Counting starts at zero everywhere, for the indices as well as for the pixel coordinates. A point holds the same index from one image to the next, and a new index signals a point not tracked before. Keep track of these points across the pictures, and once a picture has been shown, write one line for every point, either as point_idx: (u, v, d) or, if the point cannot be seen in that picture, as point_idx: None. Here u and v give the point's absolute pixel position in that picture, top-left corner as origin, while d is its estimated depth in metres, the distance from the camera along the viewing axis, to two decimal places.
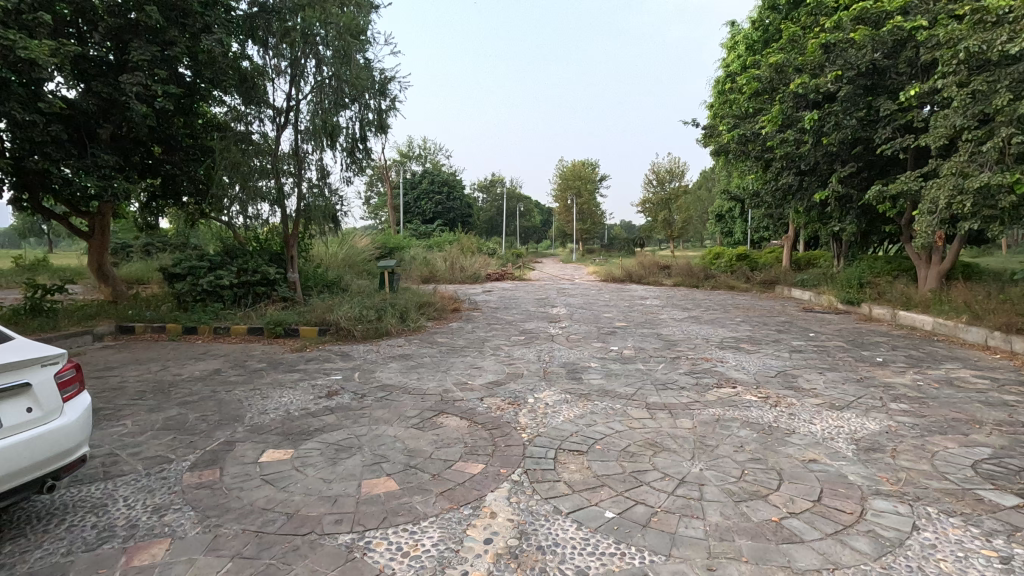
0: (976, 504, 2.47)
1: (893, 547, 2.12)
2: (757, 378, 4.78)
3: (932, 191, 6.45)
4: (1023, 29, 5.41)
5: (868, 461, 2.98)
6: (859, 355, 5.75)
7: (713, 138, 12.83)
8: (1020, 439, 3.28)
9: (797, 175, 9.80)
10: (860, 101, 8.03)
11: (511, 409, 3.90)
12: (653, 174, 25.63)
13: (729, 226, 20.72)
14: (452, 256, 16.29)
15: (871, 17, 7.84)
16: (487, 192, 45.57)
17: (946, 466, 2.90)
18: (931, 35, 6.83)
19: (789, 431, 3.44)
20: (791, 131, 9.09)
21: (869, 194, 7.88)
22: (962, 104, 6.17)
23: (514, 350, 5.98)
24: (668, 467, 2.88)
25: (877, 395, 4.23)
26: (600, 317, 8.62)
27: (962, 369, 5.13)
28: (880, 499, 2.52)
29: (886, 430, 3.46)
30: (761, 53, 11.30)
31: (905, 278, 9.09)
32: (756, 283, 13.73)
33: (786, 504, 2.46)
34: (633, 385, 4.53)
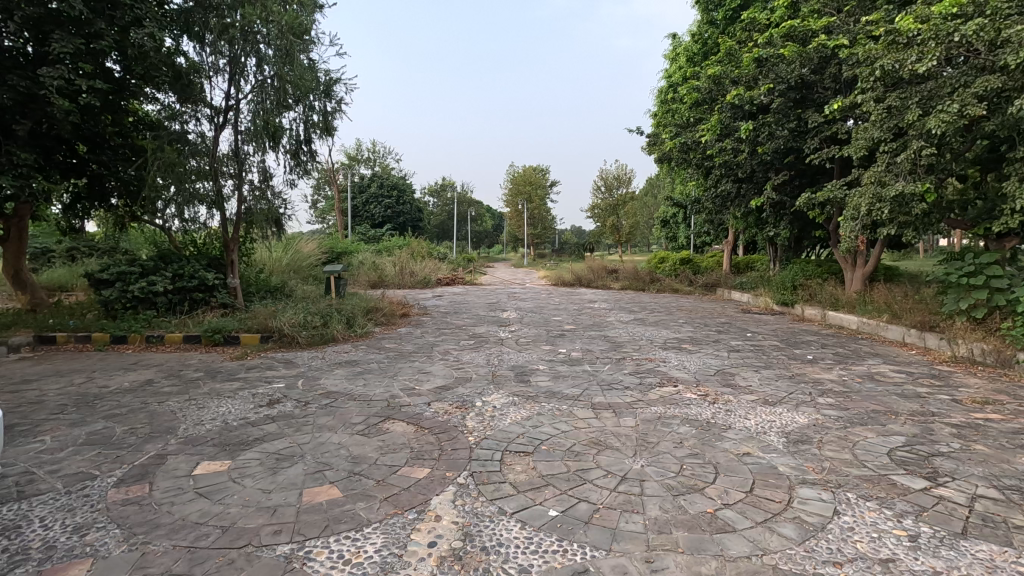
0: (891, 488, 2.66)
1: (816, 532, 2.26)
2: (697, 376, 4.98)
3: (855, 199, 6.88)
4: (930, 51, 5.87)
5: (796, 452, 3.16)
6: (791, 354, 6.08)
7: (657, 146, 13.27)
8: (930, 427, 3.56)
9: (735, 183, 10.30)
10: (791, 113, 8.50)
11: (458, 413, 3.90)
12: (601, 181, 26.16)
13: (673, 232, 21.43)
14: (402, 261, 16.09)
15: (799, 34, 8.32)
16: (438, 197, 45.27)
17: (865, 454, 3.11)
18: (852, 53, 7.32)
19: (725, 427, 3.60)
20: (728, 140, 9.51)
21: (799, 201, 8.34)
22: (879, 119, 6.64)
23: (463, 354, 5.97)
24: (611, 465, 2.96)
25: (806, 391, 4.48)
26: (550, 321, 8.72)
27: (882, 364, 5.51)
28: (806, 488, 2.68)
29: (813, 423, 3.68)
30: (700, 64, 11.75)
31: (833, 280, 9.68)
32: (699, 286, 14.26)
33: (720, 496, 2.58)
34: (579, 387, 4.61)
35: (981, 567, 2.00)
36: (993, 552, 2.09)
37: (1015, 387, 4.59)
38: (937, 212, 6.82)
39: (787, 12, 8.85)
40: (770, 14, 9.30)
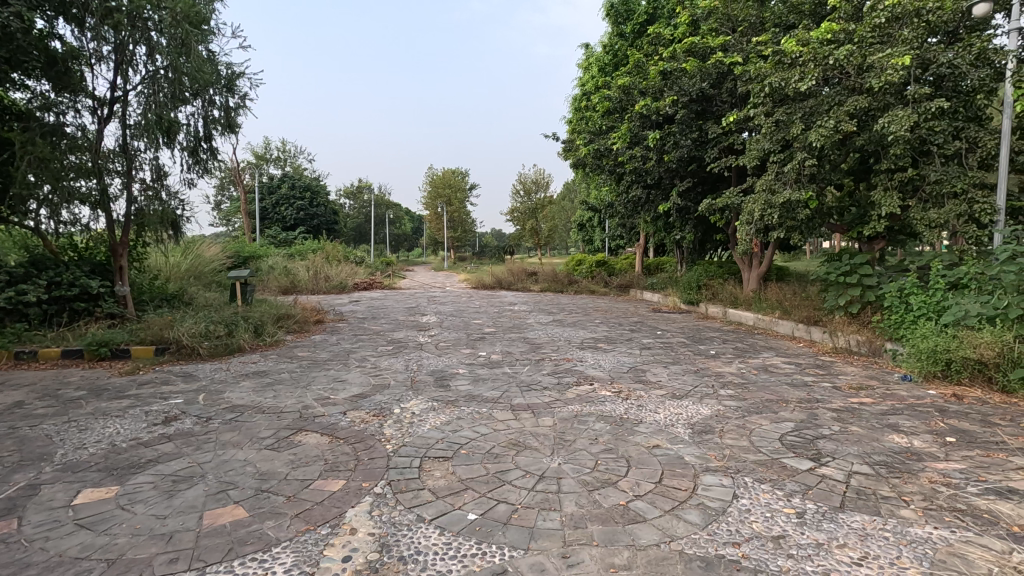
0: (782, 470, 2.91)
1: (717, 516, 2.42)
2: (612, 374, 5.18)
3: (749, 205, 7.44)
4: (810, 72, 6.49)
5: (700, 442, 3.37)
6: (696, 349, 6.48)
7: (572, 152, 13.68)
8: (814, 412, 3.93)
9: (645, 189, 10.88)
10: (693, 124, 9.08)
11: (375, 421, 3.79)
12: (520, 185, 26.54)
13: (589, 235, 22.16)
14: (316, 264, 15.45)
15: (699, 51, 8.84)
16: (355, 199, 43.92)
17: (761, 440, 3.38)
18: (745, 70, 7.94)
19: (637, 421, 3.77)
20: (637, 148, 9.98)
21: (702, 207, 8.91)
22: (769, 131, 7.25)
23: (381, 361, 5.83)
24: (529, 465, 3.00)
25: (709, 384, 4.80)
26: (470, 324, 8.73)
27: (774, 357, 6.02)
28: (708, 475, 2.86)
29: (716, 413, 3.95)
30: (610, 75, 12.26)
31: (733, 279, 10.43)
32: (614, 287, 14.84)
33: (632, 489, 2.69)
34: (499, 389, 4.65)
35: (856, 535, 2.23)
36: (864, 522, 2.34)
37: (883, 373, 5.18)
38: (818, 217, 7.56)
39: (689, 29, 9.40)
40: (673, 30, 9.84)
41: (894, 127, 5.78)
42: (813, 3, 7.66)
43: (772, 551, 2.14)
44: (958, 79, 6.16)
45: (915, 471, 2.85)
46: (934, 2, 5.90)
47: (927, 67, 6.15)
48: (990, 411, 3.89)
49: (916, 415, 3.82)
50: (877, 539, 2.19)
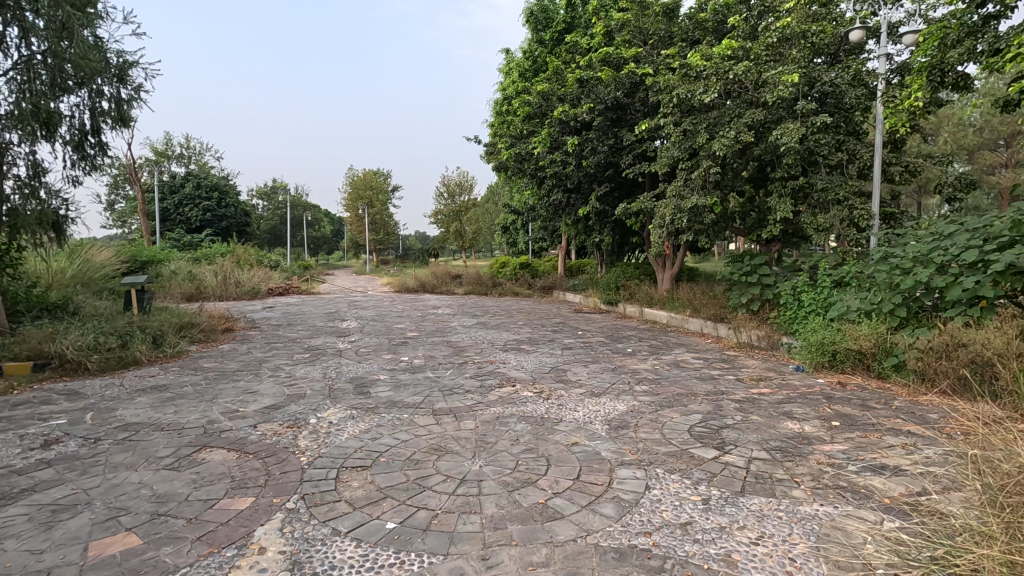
0: (690, 460, 3.08)
1: (631, 508, 2.52)
2: (534, 375, 5.26)
3: (661, 209, 7.82)
4: (712, 85, 6.94)
5: (616, 437, 3.50)
6: (614, 348, 6.73)
7: (495, 155, 13.79)
8: (720, 404, 4.21)
9: (565, 193, 11.17)
10: (609, 131, 9.46)
11: (289, 433, 3.62)
12: (443, 187, 26.41)
13: (513, 238, 22.42)
14: (225, 270, 14.52)
15: (614, 60, 9.17)
16: (268, 200, 41.78)
17: (671, 432, 3.57)
18: (655, 81, 8.37)
19: (557, 420, 3.86)
20: (557, 152, 10.21)
21: (618, 211, 9.26)
22: (678, 140, 7.68)
23: (296, 369, 5.57)
24: (450, 469, 2.98)
25: (626, 381, 5.01)
26: (392, 328, 8.56)
27: (685, 353, 6.37)
28: (623, 468, 2.98)
29: (631, 409, 4.12)
30: (530, 80, 12.48)
31: (649, 280, 10.94)
32: (537, 289, 15.11)
33: (551, 486, 2.75)
34: (420, 394, 4.59)
35: (754, 517, 2.40)
36: (761, 504, 2.53)
37: (780, 365, 5.63)
38: (723, 221, 8.10)
39: (604, 39, 9.72)
40: (589, 39, 10.16)
41: (786, 139, 6.29)
42: (714, 21, 8.21)
43: (680, 538, 2.26)
44: (839, 97, 6.82)
45: (805, 454, 3.12)
46: (817, 26, 6.59)
47: (813, 84, 6.75)
48: (868, 395, 4.33)
49: (807, 402, 4.19)
50: (772, 519, 2.38)
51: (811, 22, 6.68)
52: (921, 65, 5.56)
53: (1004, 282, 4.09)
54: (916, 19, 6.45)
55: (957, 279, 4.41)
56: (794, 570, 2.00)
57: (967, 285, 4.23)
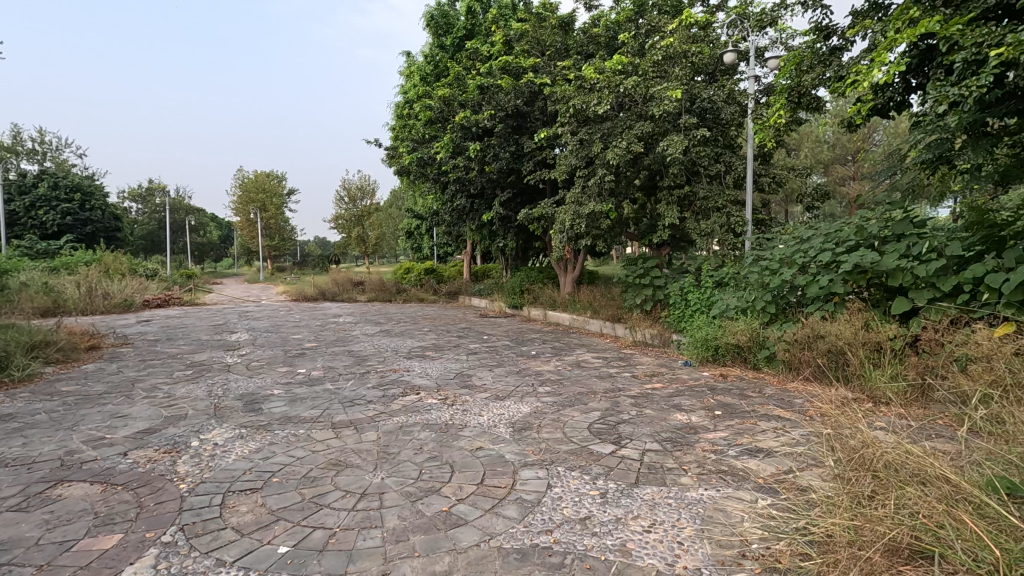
0: (589, 456, 3.20)
1: (533, 508, 2.56)
2: (438, 382, 5.20)
3: (560, 215, 8.08)
4: (605, 97, 7.31)
5: (520, 439, 3.55)
6: (519, 351, 6.84)
7: (397, 159, 13.54)
8: (617, 400, 4.42)
9: (468, 198, 11.21)
10: (510, 138, 9.66)
11: (166, 459, 3.30)
12: (344, 191, 25.48)
13: (417, 243, 22.13)
14: (89, 280, 12.93)
15: (513, 68, 9.40)
16: (143, 202, 37.92)
17: (572, 430, 3.68)
18: (553, 91, 8.65)
19: (461, 426, 3.84)
20: (459, 158, 10.21)
21: (520, 216, 9.44)
22: (575, 148, 7.99)
23: (176, 388, 5.08)
24: (350, 484, 2.87)
25: (529, 383, 5.10)
26: (288, 339, 8.09)
27: (586, 353, 6.62)
28: (526, 469, 3.03)
29: (534, 410, 4.20)
30: (431, 84, 12.38)
31: (551, 284, 11.24)
32: (442, 294, 15.01)
33: (455, 493, 2.73)
34: (318, 407, 4.37)
35: (647, 506, 2.54)
36: (654, 493, 2.68)
37: (670, 361, 6.02)
38: (618, 227, 8.54)
39: (503, 48, 9.90)
40: (489, 47, 10.29)
41: (671, 150, 6.75)
42: (606, 36, 8.64)
43: (579, 533, 2.33)
44: (717, 112, 7.44)
45: (692, 442, 3.36)
46: (695, 48, 7.15)
47: (694, 100, 7.32)
48: (745, 385, 4.76)
49: (694, 394, 4.52)
50: (663, 506, 2.53)
51: (691, 43, 7.24)
52: (783, 88, 6.20)
53: (852, 280, 4.66)
54: (779, 46, 7.20)
55: (815, 278, 4.97)
56: (681, 552, 2.13)
57: (823, 284, 4.77)
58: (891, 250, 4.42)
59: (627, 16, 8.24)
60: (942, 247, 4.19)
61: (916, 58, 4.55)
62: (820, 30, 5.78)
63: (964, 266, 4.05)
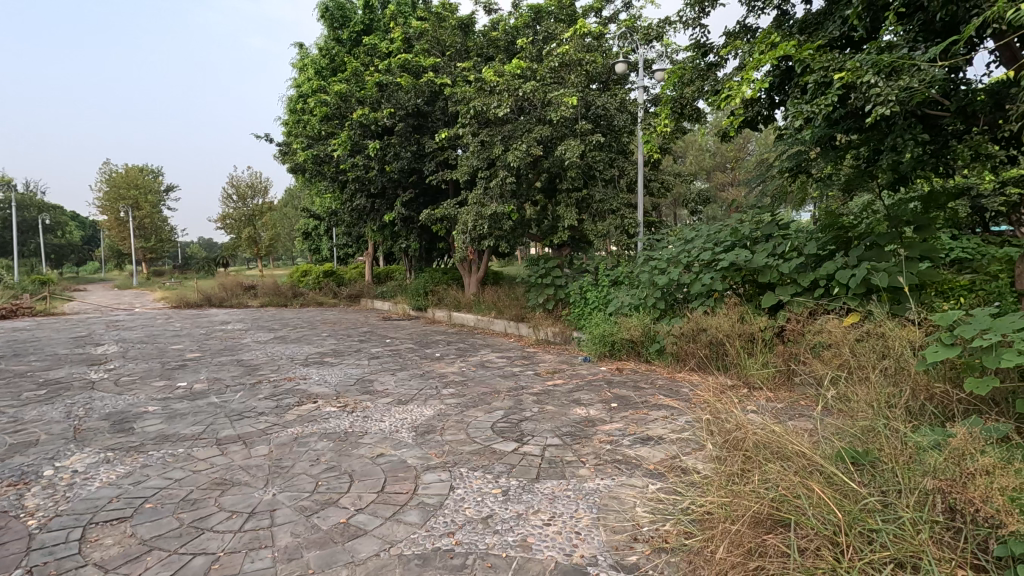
0: (492, 455, 3.23)
1: (435, 511, 2.54)
2: (337, 389, 4.99)
3: (463, 216, 8.08)
4: (505, 100, 7.43)
5: (423, 442, 3.50)
6: (423, 353, 6.75)
7: (290, 156, 12.82)
8: (520, 398, 4.50)
9: (368, 198, 10.87)
10: (411, 137, 9.52)
11: (11, 493, 2.87)
12: (231, 189, 23.71)
13: (315, 244, 21.13)
14: None
15: (413, 67, 9.27)
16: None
17: (475, 431, 3.69)
18: (453, 92, 8.63)
19: (361, 433, 3.72)
20: (358, 156, 9.87)
21: (422, 216, 9.31)
22: (476, 150, 8.04)
23: (25, 411, 4.44)
24: (237, 503, 2.67)
25: (433, 385, 5.05)
26: (167, 350, 7.37)
27: (490, 353, 6.69)
28: (428, 473, 2.99)
29: (437, 413, 4.17)
30: (326, 79, 11.86)
31: (456, 285, 11.21)
32: (343, 297, 14.44)
33: (354, 503, 2.63)
34: (201, 422, 4.02)
35: (547, 500, 2.61)
36: (553, 486, 2.76)
37: (571, 357, 6.25)
38: (520, 228, 8.70)
39: (402, 45, 9.72)
40: (388, 44, 10.04)
41: (569, 154, 7.00)
42: (505, 40, 8.76)
43: (480, 532, 2.34)
44: (609, 119, 7.83)
45: (590, 435, 3.50)
46: (589, 57, 7.47)
47: (589, 107, 7.63)
48: (639, 378, 5.05)
49: (593, 389, 4.72)
50: (562, 499, 2.61)
51: (585, 52, 7.56)
52: (668, 99, 6.64)
53: (729, 278, 5.10)
54: (664, 59, 7.70)
55: (698, 275, 5.37)
56: (579, 542, 2.21)
57: (705, 281, 5.17)
58: (761, 250, 4.90)
59: (525, 22, 8.44)
60: (802, 246, 4.71)
61: (778, 77, 5.07)
62: (699, 47, 6.26)
63: (819, 263, 4.58)
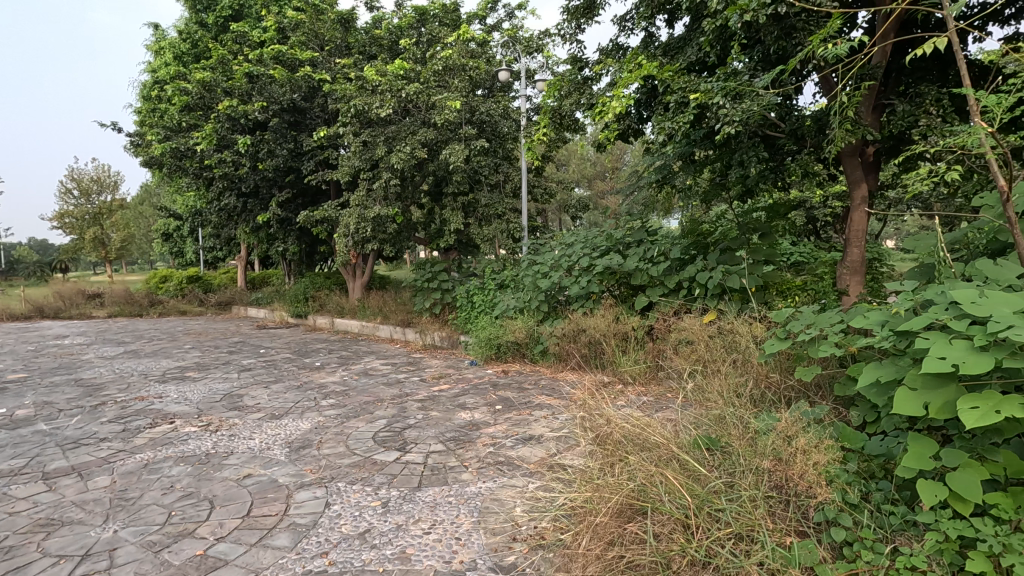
0: (372, 466, 3.12)
1: (307, 531, 2.39)
2: (200, 406, 4.54)
3: (344, 219, 7.77)
4: (387, 100, 7.26)
5: (297, 458, 3.29)
6: (301, 363, 6.37)
7: (145, 148, 11.49)
8: (404, 405, 4.41)
9: (239, 197, 10.06)
10: (287, 134, 8.96)
11: None
12: (71, 183, 20.76)
13: (178, 247, 19.14)
14: None
15: (288, 60, 8.75)
16: None
17: (356, 442, 3.54)
18: (333, 89, 8.28)
19: (226, 453, 3.41)
20: (226, 151, 9.11)
21: (300, 218, 8.79)
22: (358, 151, 7.77)
23: None
24: (66, 546, 2.32)
25: (311, 397, 4.78)
26: None
27: (374, 360, 6.48)
28: (301, 491, 2.81)
29: (315, 425, 3.94)
30: (187, 65, 10.80)
31: (339, 290, 10.73)
32: (211, 305, 13.22)
33: (213, 532, 2.40)
34: (23, 455, 3.44)
35: (428, 508, 2.57)
36: (435, 493, 2.73)
37: (457, 361, 6.25)
38: (406, 231, 8.54)
39: (276, 35, 9.13)
40: (260, 32, 9.38)
41: (453, 158, 7.01)
42: (388, 40, 8.56)
43: (357, 548, 2.25)
44: (494, 125, 7.95)
45: (474, 438, 3.52)
46: (472, 62, 7.55)
47: (473, 112, 7.70)
48: (523, 379, 5.18)
49: (478, 392, 4.75)
50: (444, 505, 2.59)
51: (469, 58, 7.64)
52: (548, 109, 6.90)
53: (605, 280, 5.40)
54: (545, 70, 7.99)
55: (577, 278, 5.61)
56: (458, 548, 2.20)
57: (583, 284, 5.43)
58: (633, 255, 5.24)
59: (409, 22, 8.31)
60: (667, 251, 5.11)
61: (644, 94, 5.48)
62: (575, 61, 6.58)
63: (683, 266, 5.00)
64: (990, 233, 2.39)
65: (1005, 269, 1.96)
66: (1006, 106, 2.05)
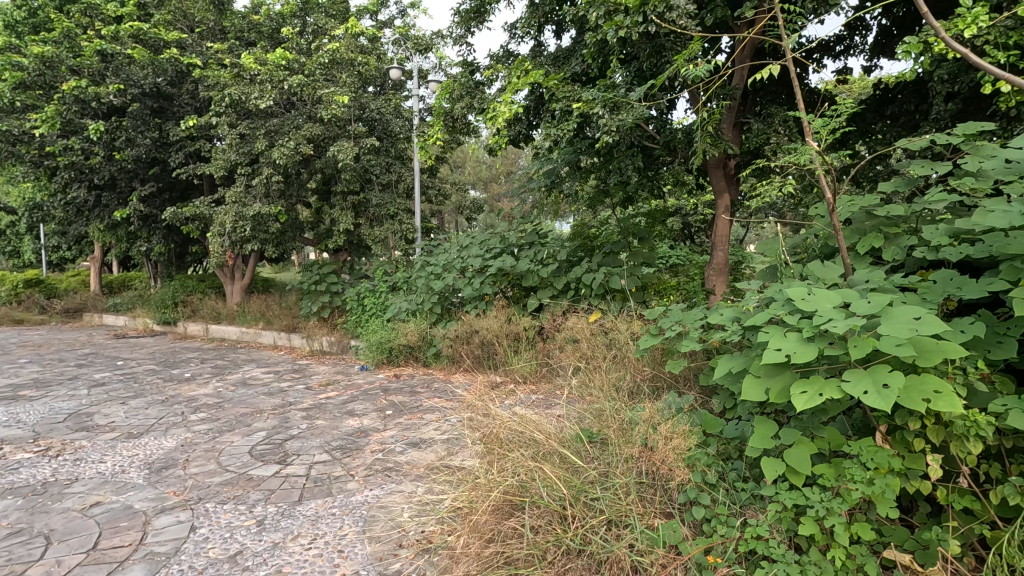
0: (247, 483, 2.90)
1: (167, 560, 2.17)
2: (37, 428, 3.94)
3: (219, 216, 7.17)
4: (268, 91, 6.81)
5: (157, 481, 2.97)
6: (167, 375, 5.77)
7: None
8: (287, 416, 4.15)
9: (91, 190, 8.90)
10: (149, 121, 8.08)
11: None
12: None
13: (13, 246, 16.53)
14: None
15: (150, 40, 7.90)
16: None
17: (229, 459, 3.27)
18: (204, 75, 7.61)
19: (69, 480, 2.99)
20: (74, 138, 8.02)
21: (165, 215, 7.96)
22: (234, 143, 7.20)
23: None
24: None
25: (177, 412, 4.34)
26: None
27: (254, 368, 6.04)
28: (162, 516, 2.54)
29: (181, 443, 3.58)
30: (22, 37, 9.37)
31: (215, 294, 9.87)
32: (57, 312, 11.57)
33: (48, 572, 2.09)
34: None
35: (309, 522, 2.43)
36: (317, 506, 2.59)
37: (347, 367, 6.01)
38: (290, 231, 8.06)
39: (135, 10, 8.21)
40: (115, 6, 8.38)
41: (342, 156, 6.75)
42: (268, 27, 8.04)
43: (226, 573, 2.07)
44: (385, 123, 7.76)
45: (362, 446, 3.39)
46: (361, 58, 7.33)
47: (363, 109, 7.47)
48: (415, 382, 5.11)
49: (368, 398, 4.60)
50: (326, 518, 2.47)
51: (357, 53, 7.41)
52: (441, 110, 6.87)
53: (497, 282, 5.48)
54: (438, 71, 7.94)
55: (469, 279, 5.64)
56: (340, 561, 2.11)
57: (476, 286, 5.46)
58: (524, 257, 5.37)
59: (291, 10, 7.86)
60: (556, 253, 5.30)
61: (533, 101, 5.64)
62: (467, 64, 6.61)
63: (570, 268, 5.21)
64: (822, 238, 2.75)
65: (830, 269, 2.26)
66: (829, 129, 2.37)
